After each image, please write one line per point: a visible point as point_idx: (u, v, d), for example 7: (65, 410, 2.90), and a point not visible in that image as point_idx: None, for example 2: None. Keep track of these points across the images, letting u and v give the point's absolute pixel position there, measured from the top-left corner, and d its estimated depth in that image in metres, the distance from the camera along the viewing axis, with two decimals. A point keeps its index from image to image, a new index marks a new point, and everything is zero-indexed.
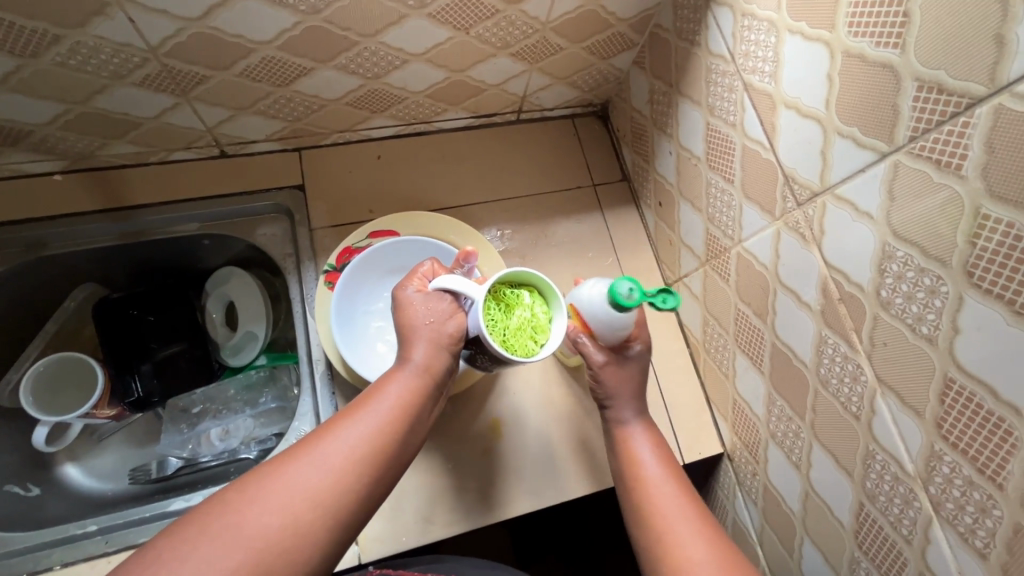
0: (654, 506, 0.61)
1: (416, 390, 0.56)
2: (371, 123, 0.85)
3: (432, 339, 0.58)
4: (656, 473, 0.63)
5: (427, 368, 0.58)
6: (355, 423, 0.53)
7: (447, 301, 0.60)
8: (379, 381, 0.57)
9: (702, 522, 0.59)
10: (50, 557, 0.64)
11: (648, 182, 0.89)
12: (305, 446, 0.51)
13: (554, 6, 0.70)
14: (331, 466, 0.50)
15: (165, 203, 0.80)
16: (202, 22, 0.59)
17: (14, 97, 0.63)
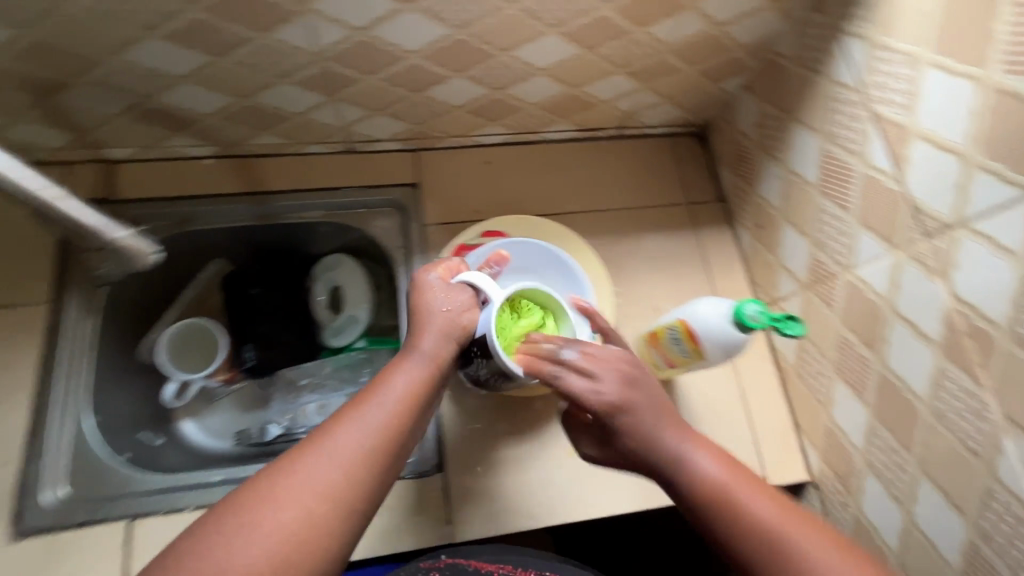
0: (757, 526, 0.53)
1: (428, 377, 0.59)
2: (485, 130, 0.90)
3: (444, 330, 0.61)
4: (726, 479, 0.56)
5: (436, 355, 0.60)
6: (368, 412, 0.54)
7: (467, 294, 0.63)
8: (387, 371, 0.59)
9: (802, 529, 0.52)
10: (188, 499, 0.71)
11: (748, 204, 0.90)
12: (317, 439, 0.52)
13: (679, 30, 0.73)
14: (344, 458, 0.51)
15: (297, 191, 0.88)
16: (365, 31, 0.65)
17: (194, 89, 0.71)
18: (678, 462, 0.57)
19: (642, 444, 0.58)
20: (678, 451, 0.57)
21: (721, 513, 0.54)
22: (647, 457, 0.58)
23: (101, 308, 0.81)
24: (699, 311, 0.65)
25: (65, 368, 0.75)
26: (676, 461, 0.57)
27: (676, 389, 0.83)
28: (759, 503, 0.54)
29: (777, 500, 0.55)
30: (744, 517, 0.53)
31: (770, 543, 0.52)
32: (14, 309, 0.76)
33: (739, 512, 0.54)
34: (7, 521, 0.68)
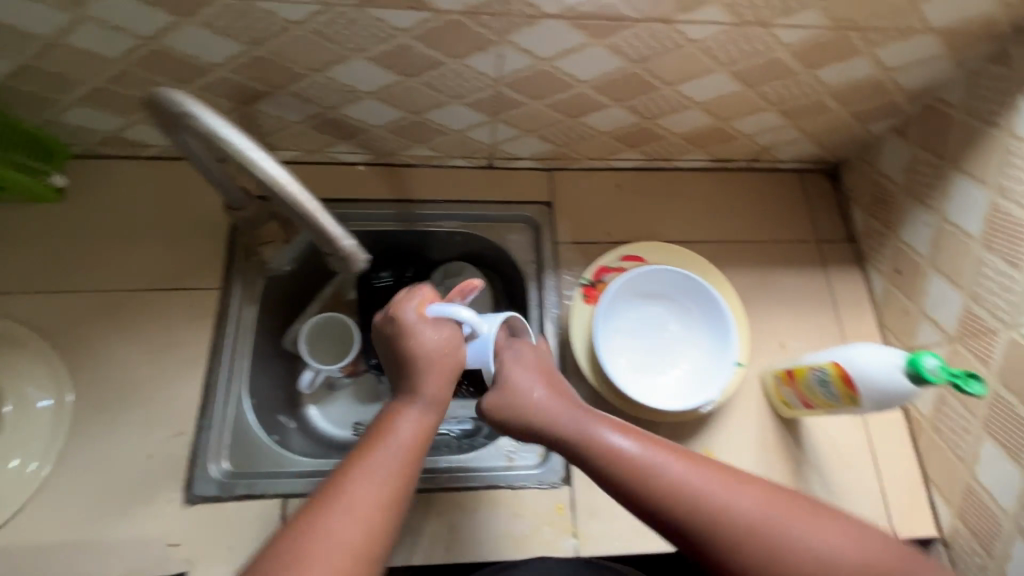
0: (752, 523, 0.54)
1: (428, 418, 0.63)
2: (622, 155, 0.92)
3: (439, 371, 0.65)
4: (705, 483, 0.56)
5: (436, 397, 0.64)
6: (378, 461, 0.58)
7: (450, 327, 0.67)
8: (390, 418, 0.62)
9: (780, 509, 0.55)
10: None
11: (885, 248, 0.89)
12: (334, 496, 0.55)
13: (847, 74, 0.74)
14: (367, 512, 0.54)
15: (439, 201, 0.92)
16: (549, 62, 0.69)
17: (374, 104, 0.76)
18: (668, 486, 0.56)
19: (619, 468, 0.59)
20: (659, 468, 0.58)
21: (720, 524, 0.54)
22: (640, 485, 0.57)
23: (260, 295, 0.86)
24: (862, 355, 0.66)
25: (229, 351, 0.82)
26: (660, 479, 0.57)
27: (801, 428, 0.83)
28: (735, 500, 0.55)
29: (764, 490, 0.56)
30: (734, 519, 0.54)
31: (759, 536, 0.53)
32: (190, 292, 0.83)
33: (734, 515, 0.54)
34: (179, 487, 0.74)
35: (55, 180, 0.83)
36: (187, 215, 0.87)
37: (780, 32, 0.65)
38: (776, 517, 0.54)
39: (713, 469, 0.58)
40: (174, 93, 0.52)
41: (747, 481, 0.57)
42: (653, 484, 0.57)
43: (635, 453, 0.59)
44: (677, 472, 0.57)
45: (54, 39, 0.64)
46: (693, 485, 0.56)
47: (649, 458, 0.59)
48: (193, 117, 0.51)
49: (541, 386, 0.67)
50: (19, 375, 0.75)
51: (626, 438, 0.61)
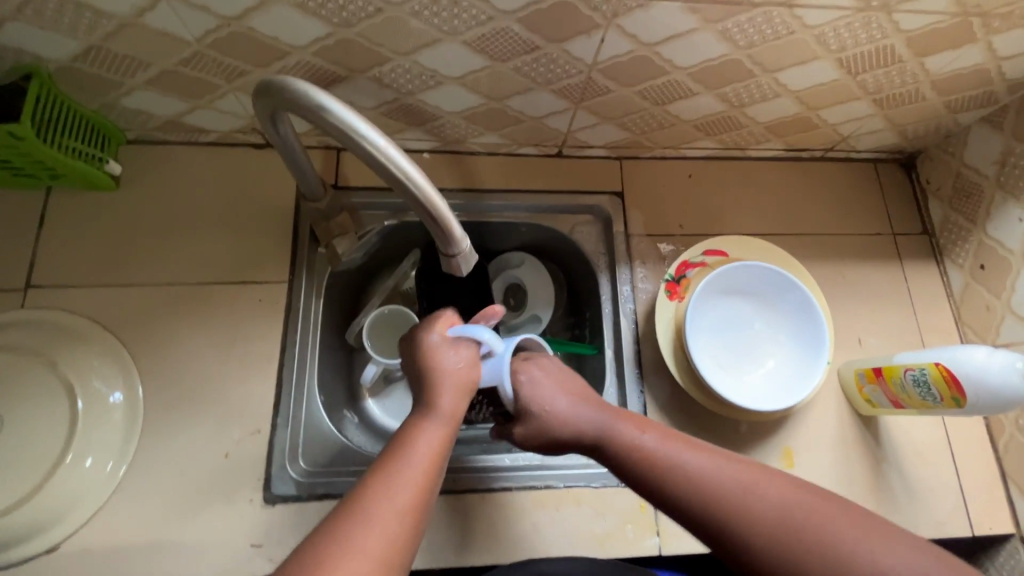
0: (773, 516, 0.51)
1: (446, 435, 0.59)
2: (697, 144, 0.89)
3: (455, 385, 0.62)
4: (717, 473, 0.55)
5: (454, 414, 0.61)
6: (400, 473, 0.53)
7: (470, 348, 0.65)
8: (406, 433, 0.58)
9: (808, 503, 0.51)
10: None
11: (965, 241, 0.87)
12: (354, 507, 0.50)
13: (953, 63, 0.70)
14: (388, 527, 0.49)
15: (506, 190, 0.88)
16: (652, 47, 0.65)
17: (456, 90, 0.72)
18: (676, 475, 0.56)
19: (630, 459, 0.59)
20: (676, 458, 0.57)
21: (739, 515, 0.52)
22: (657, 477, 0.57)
23: (324, 288, 0.84)
24: (973, 357, 0.65)
25: (299, 346, 0.79)
26: (675, 474, 0.56)
27: (879, 426, 0.82)
28: (756, 486, 0.53)
29: (787, 483, 0.53)
30: (750, 510, 0.52)
31: (784, 529, 0.50)
32: (257, 286, 0.80)
33: (752, 507, 0.52)
34: (258, 487, 0.72)
35: (111, 167, 0.79)
36: (249, 204, 0.83)
37: (901, 18, 0.62)
38: (813, 515, 0.50)
39: (729, 459, 0.56)
40: (299, 83, 0.49)
41: (771, 474, 0.54)
42: (667, 476, 0.56)
43: (655, 447, 0.59)
44: (692, 466, 0.56)
45: (129, 18, 0.59)
46: (710, 476, 0.55)
47: (658, 449, 0.58)
48: (325, 110, 0.48)
49: (564, 398, 0.66)
50: (88, 372, 0.73)
51: (645, 432, 0.60)
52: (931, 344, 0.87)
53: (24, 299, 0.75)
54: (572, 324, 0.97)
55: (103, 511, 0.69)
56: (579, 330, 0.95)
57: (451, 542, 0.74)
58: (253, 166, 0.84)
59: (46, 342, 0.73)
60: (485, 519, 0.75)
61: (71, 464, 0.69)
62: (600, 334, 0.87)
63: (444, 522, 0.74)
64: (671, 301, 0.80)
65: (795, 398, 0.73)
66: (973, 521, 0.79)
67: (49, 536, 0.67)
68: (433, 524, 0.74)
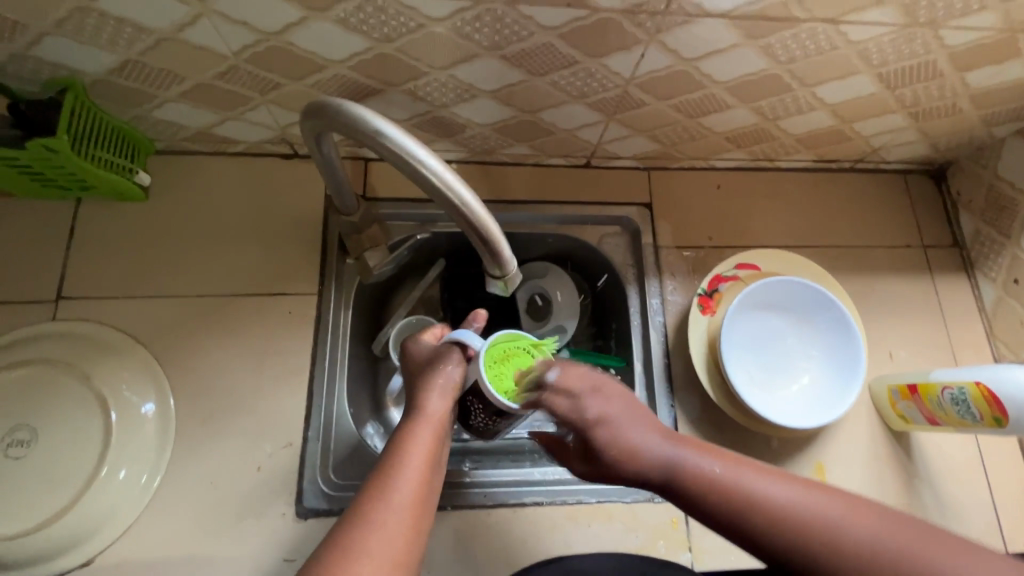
0: (862, 549, 0.48)
1: (436, 436, 0.57)
2: (727, 155, 0.88)
3: (442, 388, 0.60)
4: (798, 502, 0.50)
5: (442, 413, 0.59)
6: (394, 485, 0.52)
7: (456, 351, 0.62)
8: (396, 441, 0.56)
9: (897, 535, 0.48)
10: (450, 497, 0.75)
11: (998, 255, 0.86)
12: (354, 524, 0.50)
13: (994, 77, 0.69)
14: (388, 543, 0.49)
15: (534, 201, 0.88)
16: (691, 62, 0.64)
17: (490, 103, 0.72)
18: (755, 504, 0.51)
19: (700, 490, 0.53)
20: (749, 488, 0.52)
21: (828, 549, 0.48)
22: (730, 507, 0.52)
23: (353, 299, 0.84)
24: (1015, 377, 0.64)
25: (329, 358, 0.79)
26: (750, 504, 0.51)
27: (912, 441, 0.81)
28: (843, 519, 0.49)
29: (871, 512, 0.50)
30: (837, 541, 0.48)
31: (875, 562, 0.47)
32: (287, 298, 0.80)
33: (842, 539, 0.48)
34: (290, 501, 0.72)
35: (141, 178, 0.78)
36: (277, 215, 0.83)
37: (947, 34, 0.61)
38: (899, 543, 0.48)
39: (809, 486, 0.52)
40: (358, 108, 0.49)
41: (851, 498, 0.51)
42: (743, 508, 0.51)
43: (724, 476, 0.53)
44: (772, 497, 0.51)
45: (168, 33, 0.59)
46: (787, 504, 0.51)
47: (733, 477, 0.53)
48: (385, 136, 0.47)
49: (619, 418, 0.58)
50: (121, 384, 0.72)
51: (710, 457, 0.54)
52: (963, 358, 0.86)
53: (55, 311, 0.75)
54: (597, 335, 0.97)
55: (137, 525, 0.69)
56: (605, 341, 0.95)
57: (482, 557, 0.73)
58: (281, 177, 0.84)
59: (78, 354, 0.73)
60: (516, 534, 0.75)
61: (105, 477, 0.69)
62: (628, 346, 0.87)
63: (474, 537, 0.74)
64: (703, 315, 0.79)
65: (833, 416, 0.72)
66: (1008, 538, 0.78)
67: (83, 549, 0.67)
68: (464, 539, 0.74)
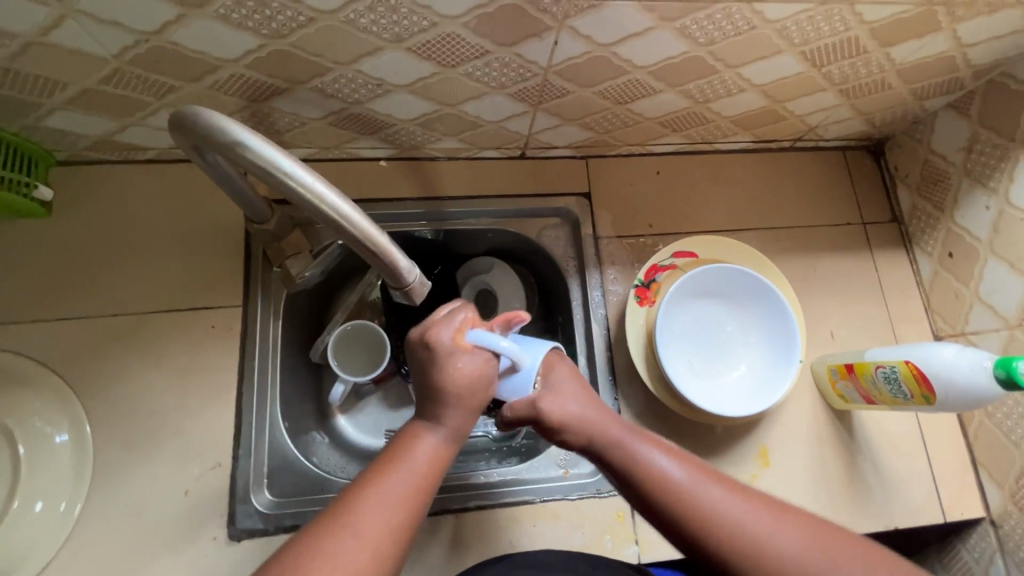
0: (791, 567, 0.51)
1: (444, 449, 0.54)
2: (664, 140, 0.86)
3: (467, 404, 0.55)
4: (745, 514, 0.53)
5: (457, 429, 0.56)
6: (392, 488, 0.51)
7: (485, 358, 0.56)
8: (405, 440, 0.54)
9: (826, 542, 0.52)
10: None
11: (933, 229, 0.87)
12: (339, 518, 0.48)
13: (918, 51, 0.68)
14: (373, 543, 0.48)
15: (468, 196, 0.84)
16: (609, 47, 0.62)
17: (407, 97, 0.68)
18: (704, 516, 0.53)
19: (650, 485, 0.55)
20: (702, 498, 0.53)
21: (773, 573, 0.51)
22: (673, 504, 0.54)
23: (282, 309, 0.80)
24: (941, 355, 0.64)
25: (259, 370, 0.76)
26: (701, 511, 0.53)
27: (853, 419, 0.81)
28: (784, 535, 0.52)
29: (807, 523, 0.53)
30: (782, 558, 0.51)
31: None
32: (210, 311, 0.76)
33: (782, 558, 0.51)
34: (222, 523, 0.69)
35: (41, 193, 0.73)
36: (195, 225, 0.78)
37: (864, 9, 0.60)
38: (842, 571, 0.50)
39: (762, 502, 0.54)
40: (219, 117, 0.47)
41: (796, 516, 0.53)
42: (696, 515, 0.53)
43: (679, 478, 0.55)
44: (720, 506, 0.53)
45: (35, 37, 0.54)
46: (737, 522, 0.52)
47: (694, 486, 0.54)
48: (246, 146, 0.46)
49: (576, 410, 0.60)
50: (31, 414, 0.69)
51: (671, 459, 0.56)
52: (902, 334, 0.86)
53: None
54: (545, 329, 0.95)
55: (57, 560, 0.65)
56: (553, 335, 0.93)
57: (427, 567, 0.71)
58: (197, 184, 0.79)
59: None
60: (462, 540, 0.73)
61: (18, 512, 0.66)
62: (572, 340, 0.85)
63: (418, 547, 0.72)
64: (642, 306, 0.78)
65: (770, 400, 0.72)
66: (945, 507, 0.79)
67: None
68: (407, 550, 0.72)
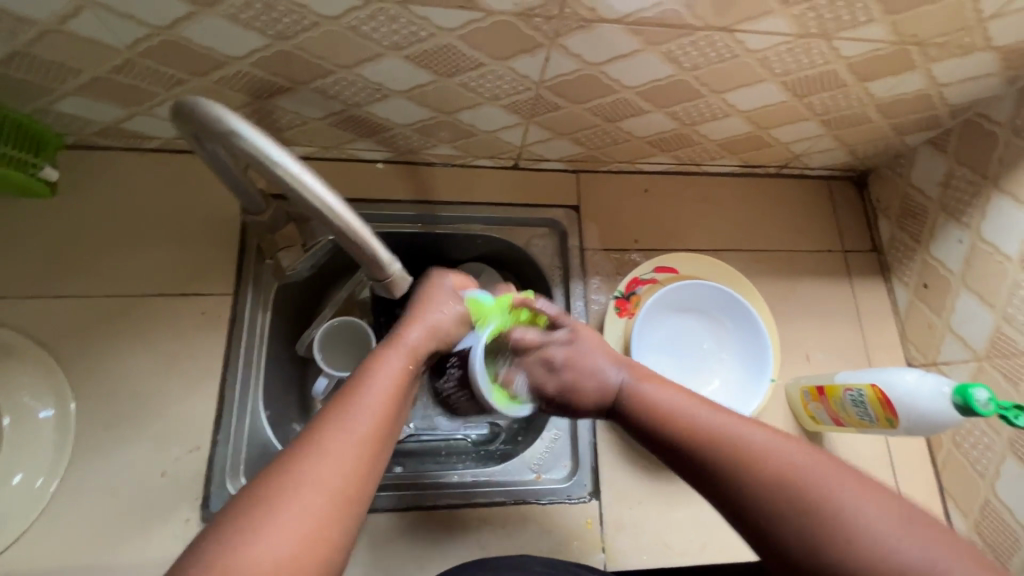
0: (765, 462, 0.52)
1: (408, 366, 0.57)
2: (653, 159, 0.89)
3: (431, 328, 0.61)
4: (722, 420, 0.57)
5: (417, 347, 0.59)
6: (357, 404, 0.51)
7: (462, 304, 0.65)
8: (367, 363, 0.56)
9: (804, 454, 0.52)
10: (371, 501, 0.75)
11: (911, 260, 0.89)
12: (305, 438, 0.48)
13: (896, 87, 0.71)
14: (344, 451, 0.48)
15: (461, 202, 0.87)
16: (598, 67, 0.65)
17: (404, 103, 0.71)
18: (681, 418, 0.58)
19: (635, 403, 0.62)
20: (681, 407, 0.59)
21: (738, 460, 0.53)
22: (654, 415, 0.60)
23: (272, 302, 0.82)
24: (904, 380, 0.66)
25: (243, 359, 0.77)
26: (676, 414, 0.59)
27: (824, 441, 0.83)
28: (759, 443, 0.54)
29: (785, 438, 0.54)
30: (750, 454, 0.53)
31: (774, 477, 0.51)
32: (201, 298, 0.78)
33: (749, 449, 0.53)
34: (195, 506, 0.70)
35: (46, 174, 0.76)
36: (193, 214, 0.81)
37: (842, 45, 0.63)
38: (807, 469, 0.51)
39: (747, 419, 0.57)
40: (216, 107, 0.50)
41: (783, 434, 0.55)
42: (670, 418, 0.59)
43: (660, 394, 0.62)
44: (697, 411, 0.58)
45: (52, 25, 0.57)
46: (714, 419, 0.57)
47: (673, 398, 0.61)
48: (239, 136, 0.49)
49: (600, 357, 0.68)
50: (19, 389, 0.70)
51: (655, 385, 0.63)
52: (875, 360, 0.88)
53: None
54: None
55: (31, 531, 0.66)
56: None
57: (393, 562, 0.72)
58: (197, 174, 0.82)
59: None
60: (431, 537, 0.74)
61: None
62: None
63: (387, 542, 0.73)
64: (621, 318, 0.81)
65: (743, 415, 0.74)
66: None
67: None
68: (376, 543, 0.73)
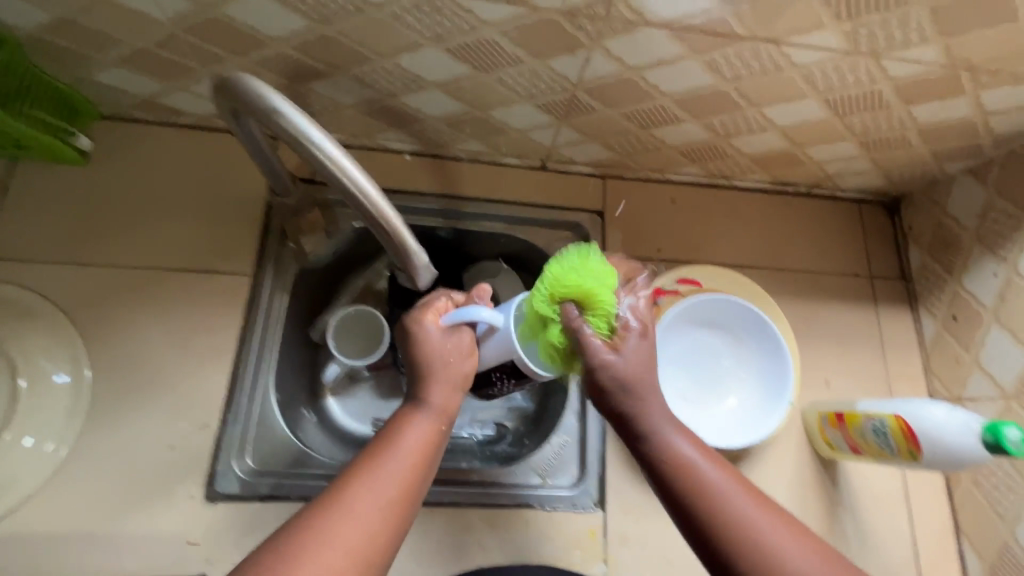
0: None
1: (437, 430, 0.56)
2: (683, 169, 0.88)
3: (449, 380, 0.58)
4: (756, 514, 0.50)
5: (446, 407, 0.57)
6: (384, 468, 0.51)
7: (466, 337, 0.60)
8: (395, 424, 0.55)
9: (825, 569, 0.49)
10: None
11: (941, 291, 0.87)
12: (332, 495, 0.49)
13: (941, 112, 0.70)
14: (369, 516, 0.48)
15: (486, 199, 0.87)
16: (637, 71, 0.64)
17: (439, 95, 0.71)
18: (708, 501, 0.51)
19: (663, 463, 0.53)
20: (712, 485, 0.51)
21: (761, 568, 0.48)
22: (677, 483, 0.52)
23: (291, 284, 0.82)
24: (932, 414, 0.65)
25: (259, 339, 0.77)
26: (704, 494, 0.51)
27: (838, 469, 0.81)
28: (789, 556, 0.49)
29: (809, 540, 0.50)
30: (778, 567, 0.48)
31: None
32: (221, 276, 0.78)
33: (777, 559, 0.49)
34: (200, 483, 0.70)
35: (79, 141, 0.77)
36: (219, 192, 0.81)
37: (890, 65, 0.61)
38: None
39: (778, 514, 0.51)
40: (259, 84, 0.50)
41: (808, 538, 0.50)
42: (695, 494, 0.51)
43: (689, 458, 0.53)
44: (728, 496, 0.51)
45: None
46: (749, 515, 0.50)
47: (703, 470, 0.52)
48: (278, 113, 0.49)
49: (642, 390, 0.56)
50: (38, 352, 0.71)
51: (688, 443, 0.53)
52: (896, 390, 0.86)
53: None
54: None
55: (39, 494, 0.67)
56: None
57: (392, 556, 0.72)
58: (226, 153, 0.82)
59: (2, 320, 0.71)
60: (432, 534, 0.73)
61: (8, 443, 0.67)
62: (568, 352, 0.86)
63: None
64: None
65: (759, 435, 0.72)
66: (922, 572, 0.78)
67: None
68: None
